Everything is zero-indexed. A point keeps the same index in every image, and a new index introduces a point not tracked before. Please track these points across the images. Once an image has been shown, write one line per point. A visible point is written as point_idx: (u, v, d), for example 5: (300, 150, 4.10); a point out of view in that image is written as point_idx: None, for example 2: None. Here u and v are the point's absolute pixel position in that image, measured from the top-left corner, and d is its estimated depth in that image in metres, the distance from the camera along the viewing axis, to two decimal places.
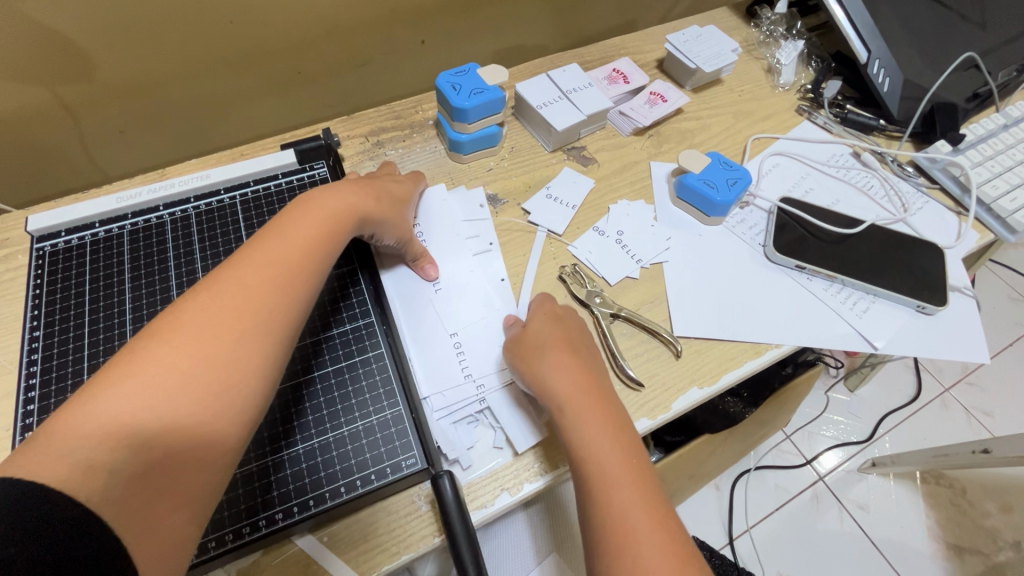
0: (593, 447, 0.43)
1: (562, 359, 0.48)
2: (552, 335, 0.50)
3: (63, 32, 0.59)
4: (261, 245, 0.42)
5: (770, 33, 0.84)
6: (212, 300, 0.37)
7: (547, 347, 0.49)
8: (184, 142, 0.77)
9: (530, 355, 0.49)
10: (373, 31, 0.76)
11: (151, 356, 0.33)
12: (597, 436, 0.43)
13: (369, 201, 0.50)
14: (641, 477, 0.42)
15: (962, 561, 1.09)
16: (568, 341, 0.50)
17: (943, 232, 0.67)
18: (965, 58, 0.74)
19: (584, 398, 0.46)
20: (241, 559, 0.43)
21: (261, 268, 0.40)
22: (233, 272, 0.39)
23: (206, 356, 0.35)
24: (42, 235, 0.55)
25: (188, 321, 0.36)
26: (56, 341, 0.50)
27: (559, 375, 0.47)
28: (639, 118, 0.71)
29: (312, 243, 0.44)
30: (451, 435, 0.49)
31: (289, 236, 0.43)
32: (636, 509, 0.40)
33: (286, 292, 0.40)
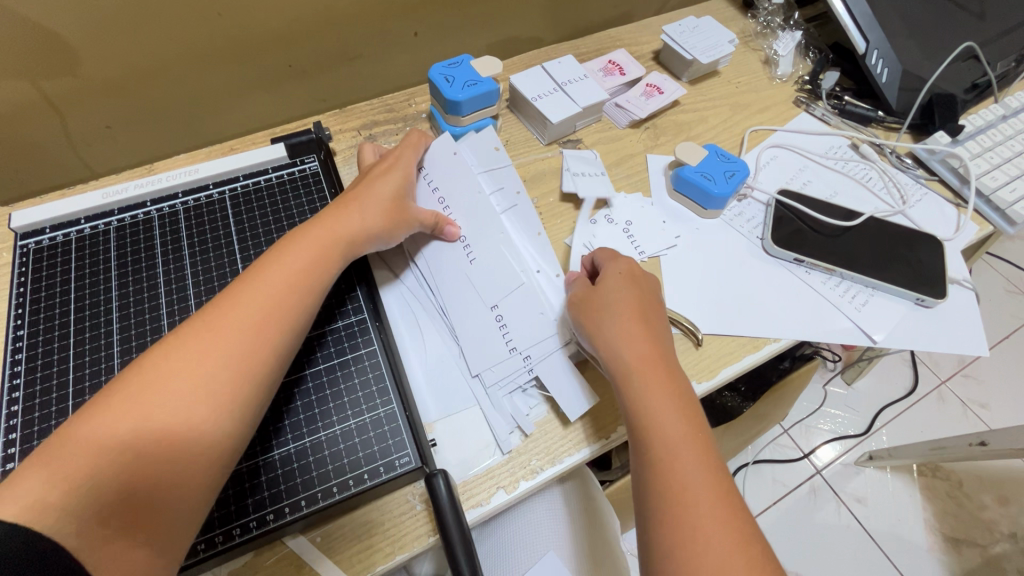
0: (658, 414, 0.43)
1: (632, 322, 0.47)
2: (622, 298, 0.49)
3: (44, 24, 0.57)
4: (238, 288, 0.42)
5: (768, 24, 0.83)
6: (181, 347, 0.38)
7: (616, 311, 0.48)
8: (172, 136, 0.76)
9: (599, 316, 0.48)
10: (365, 24, 0.75)
11: (116, 405, 0.35)
12: (664, 401, 0.43)
13: (355, 222, 0.49)
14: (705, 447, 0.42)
15: (959, 553, 1.09)
16: (639, 305, 0.49)
17: (942, 224, 0.66)
18: (964, 48, 0.73)
19: (653, 364, 0.45)
20: (231, 561, 0.43)
21: (233, 310, 0.40)
22: (203, 318, 0.40)
23: (176, 404, 0.36)
24: (27, 232, 0.54)
25: (155, 368, 0.37)
26: (42, 340, 0.49)
27: (627, 340, 0.46)
28: (635, 111, 0.71)
29: (291, 281, 0.44)
30: (509, 406, 0.50)
31: (268, 276, 0.43)
32: (696, 477, 0.40)
33: (258, 330, 0.40)
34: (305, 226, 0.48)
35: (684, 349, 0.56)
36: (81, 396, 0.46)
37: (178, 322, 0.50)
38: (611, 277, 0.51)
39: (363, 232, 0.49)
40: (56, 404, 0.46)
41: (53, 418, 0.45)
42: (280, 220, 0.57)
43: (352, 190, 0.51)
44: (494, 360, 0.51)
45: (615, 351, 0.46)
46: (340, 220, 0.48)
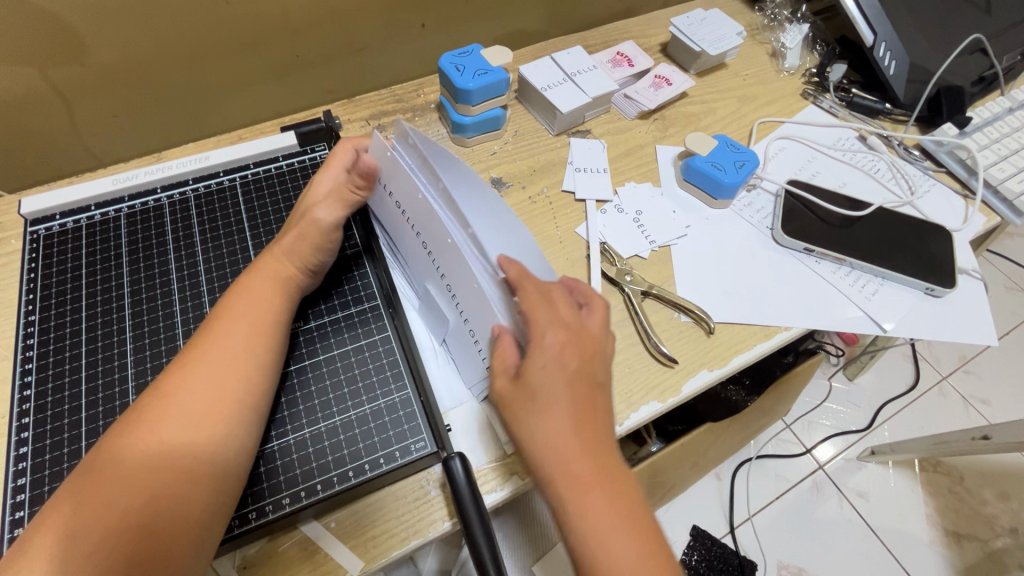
0: (606, 546, 0.35)
1: (565, 427, 0.38)
2: (557, 391, 0.38)
3: (53, 11, 0.57)
4: (186, 353, 0.41)
5: (775, 17, 0.83)
6: (140, 419, 0.37)
7: (551, 406, 0.38)
8: (179, 127, 0.76)
9: (532, 417, 0.38)
10: (373, 14, 0.75)
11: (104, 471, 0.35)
12: (609, 521, 0.36)
13: (290, 262, 0.47)
14: (659, 556, 0.36)
15: (961, 548, 1.10)
16: (576, 386, 0.39)
17: (949, 215, 0.66)
18: (971, 41, 0.73)
19: (593, 476, 0.37)
20: (245, 546, 0.42)
21: (187, 372, 0.39)
22: (156, 387, 0.39)
23: (161, 458, 0.36)
24: (36, 218, 0.54)
25: (119, 441, 0.36)
26: (53, 324, 0.49)
27: (560, 444, 0.37)
28: (644, 101, 0.71)
29: (252, 328, 0.42)
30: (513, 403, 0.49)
31: (217, 332, 0.42)
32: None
33: (224, 382, 0.39)
34: (244, 277, 0.46)
35: (695, 337, 0.56)
36: (93, 380, 0.46)
37: (190, 309, 0.50)
38: (542, 355, 0.39)
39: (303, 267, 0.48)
40: (68, 388, 0.46)
41: (66, 402, 0.45)
42: (291, 208, 0.57)
43: (291, 223, 0.49)
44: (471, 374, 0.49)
45: (545, 471, 0.37)
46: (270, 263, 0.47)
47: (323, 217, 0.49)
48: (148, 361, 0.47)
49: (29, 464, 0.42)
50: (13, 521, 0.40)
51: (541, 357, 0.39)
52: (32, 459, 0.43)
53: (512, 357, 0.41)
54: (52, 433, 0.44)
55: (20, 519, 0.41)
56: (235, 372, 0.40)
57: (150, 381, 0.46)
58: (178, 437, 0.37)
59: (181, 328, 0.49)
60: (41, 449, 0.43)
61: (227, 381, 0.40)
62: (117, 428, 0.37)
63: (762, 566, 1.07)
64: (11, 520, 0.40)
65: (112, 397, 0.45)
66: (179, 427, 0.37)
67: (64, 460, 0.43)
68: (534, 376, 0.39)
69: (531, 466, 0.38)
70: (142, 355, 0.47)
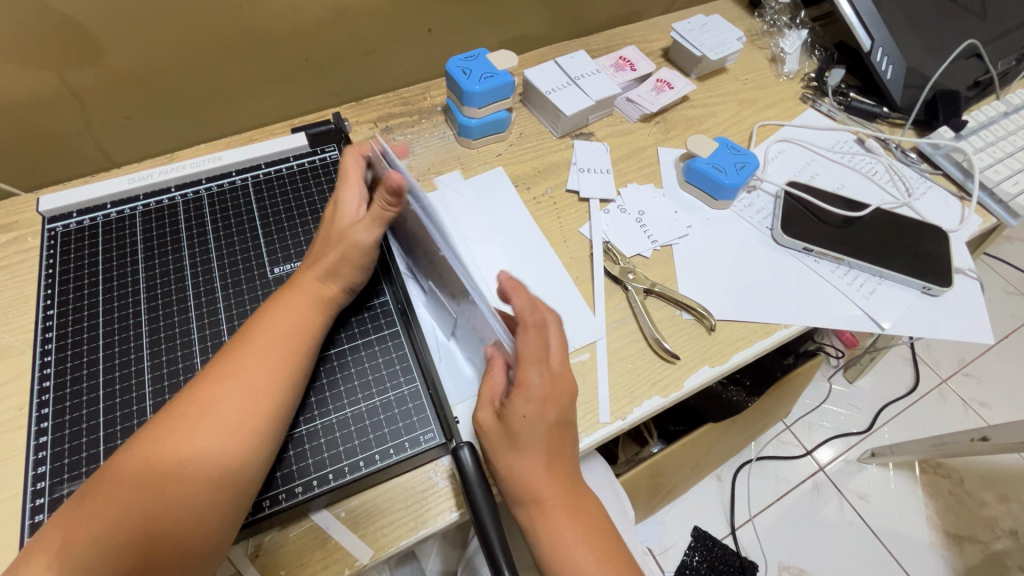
0: (569, 563, 0.41)
1: (536, 463, 0.42)
2: (533, 431, 0.42)
3: (71, 15, 0.59)
4: (220, 363, 0.41)
5: (774, 23, 0.85)
6: (170, 426, 0.38)
7: (523, 447, 0.42)
8: (190, 128, 0.77)
9: (508, 454, 0.42)
10: (380, 19, 0.76)
11: (122, 474, 0.36)
12: (571, 537, 0.42)
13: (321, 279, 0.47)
14: (618, 565, 0.42)
15: (961, 549, 1.10)
16: (552, 425, 0.42)
17: (946, 216, 0.68)
18: (966, 46, 0.75)
19: (559, 503, 0.42)
20: (258, 534, 0.43)
21: (220, 385, 0.40)
22: (188, 395, 0.40)
23: (174, 468, 0.37)
24: (54, 216, 0.55)
25: (148, 444, 0.37)
26: (71, 318, 0.50)
27: (530, 477, 0.42)
28: (646, 105, 0.72)
29: (277, 347, 0.43)
30: None
31: (251, 348, 0.42)
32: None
33: (243, 400, 0.40)
34: (281, 294, 0.46)
35: (696, 335, 0.57)
36: (110, 373, 0.47)
37: (204, 305, 0.51)
38: (519, 403, 0.41)
39: (338, 286, 0.48)
40: (86, 380, 0.47)
41: (84, 393, 0.46)
42: (302, 207, 0.58)
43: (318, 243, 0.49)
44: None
45: (519, 499, 0.42)
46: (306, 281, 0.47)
47: (348, 233, 0.48)
48: (163, 355, 0.48)
49: (49, 453, 0.44)
50: (33, 508, 0.42)
51: (519, 402, 0.41)
52: (52, 449, 0.44)
53: (495, 390, 0.44)
54: (71, 423, 0.45)
55: (41, 506, 0.42)
56: (265, 393, 0.41)
57: (165, 373, 0.47)
58: (204, 452, 0.38)
59: (196, 324, 0.50)
60: (60, 439, 0.44)
61: (257, 402, 0.40)
62: (145, 429, 0.38)
63: (763, 566, 1.08)
64: (32, 507, 0.42)
65: (129, 390, 0.47)
66: (208, 441, 0.38)
67: (83, 450, 0.44)
68: (513, 419, 0.42)
69: (506, 492, 0.43)
70: (158, 349, 0.49)
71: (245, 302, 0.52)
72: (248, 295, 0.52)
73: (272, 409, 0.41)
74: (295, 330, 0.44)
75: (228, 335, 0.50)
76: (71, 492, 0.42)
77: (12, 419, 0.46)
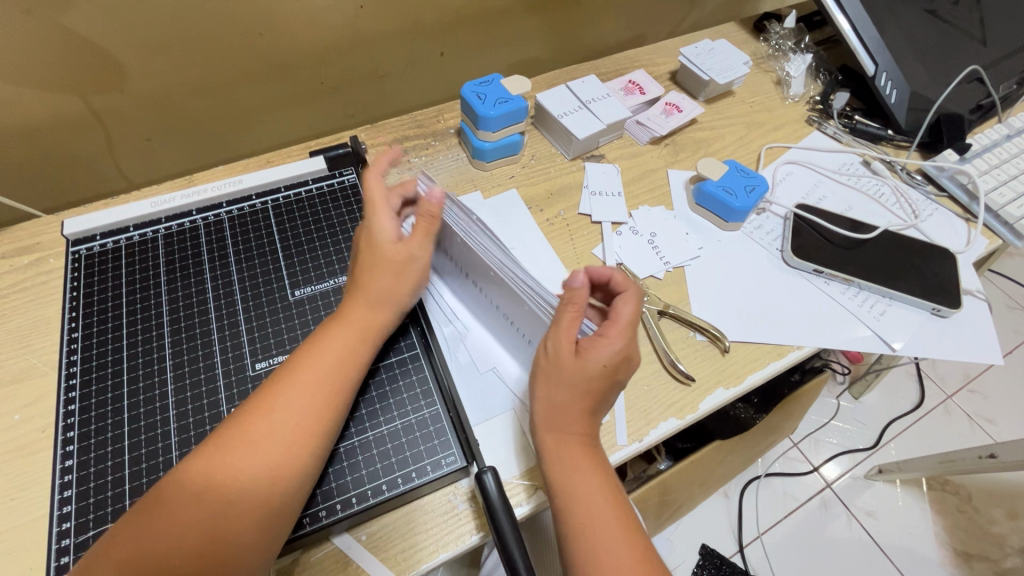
0: (579, 480, 0.42)
1: (582, 396, 0.43)
2: (599, 373, 0.43)
3: (99, 43, 0.60)
4: (267, 395, 0.42)
5: (779, 47, 0.87)
6: (214, 459, 0.39)
7: (576, 386, 0.43)
8: (207, 149, 0.78)
9: (563, 381, 0.43)
10: (395, 44, 0.78)
11: (168, 505, 0.37)
12: (586, 470, 0.43)
13: (372, 308, 0.47)
14: (629, 522, 0.41)
15: (971, 568, 1.10)
16: (614, 377, 0.43)
17: (952, 238, 0.69)
18: (969, 71, 0.77)
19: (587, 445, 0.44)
20: (281, 558, 0.44)
21: (269, 418, 0.40)
22: (233, 427, 0.40)
23: (218, 506, 0.37)
24: (78, 238, 0.57)
25: (192, 476, 0.38)
26: (95, 341, 0.51)
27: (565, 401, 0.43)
28: (655, 128, 0.73)
29: (324, 383, 0.43)
30: None
31: (298, 383, 0.42)
32: (622, 562, 0.39)
33: (289, 440, 0.40)
34: (331, 325, 0.47)
35: (710, 355, 0.57)
36: (135, 397, 0.48)
37: (227, 328, 0.52)
38: (602, 344, 0.43)
39: (390, 313, 0.48)
40: (112, 402, 0.48)
41: (109, 417, 0.47)
42: (322, 230, 0.59)
43: (366, 267, 0.48)
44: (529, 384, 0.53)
45: (551, 426, 0.44)
46: (358, 310, 0.47)
47: (404, 252, 0.49)
48: (187, 377, 0.49)
49: (74, 476, 0.44)
50: (60, 532, 0.42)
51: (598, 343, 0.43)
52: (77, 472, 0.44)
53: (573, 332, 0.43)
54: (96, 446, 0.46)
55: (67, 530, 0.42)
56: (308, 434, 0.41)
57: (189, 396, 0.48)
58: (246, 490, 0.38)
59: (218, 346, 0.51)
60: (86, 462, 0.45)
61: (300, 443, 0.40)
62: (194, 457, 0.39)
63: None
64: (59, 530, 0.42)
65: (153, 412, 0.47)
66: (249, 482, 0.38)
67: (108, 473, 0.44)
68: (592, 356, 0.42)
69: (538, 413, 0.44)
70: (182, 373, 0.49)
71: (267, 325, 0.52)
72: (270, 318, 0.53)
73: (313, 451, 0.41)
74: (342, 365, 0.44)
75: (250, 358, 0.50)
76: (96, 517, 0.43)
77: (35, 441, 0.47)
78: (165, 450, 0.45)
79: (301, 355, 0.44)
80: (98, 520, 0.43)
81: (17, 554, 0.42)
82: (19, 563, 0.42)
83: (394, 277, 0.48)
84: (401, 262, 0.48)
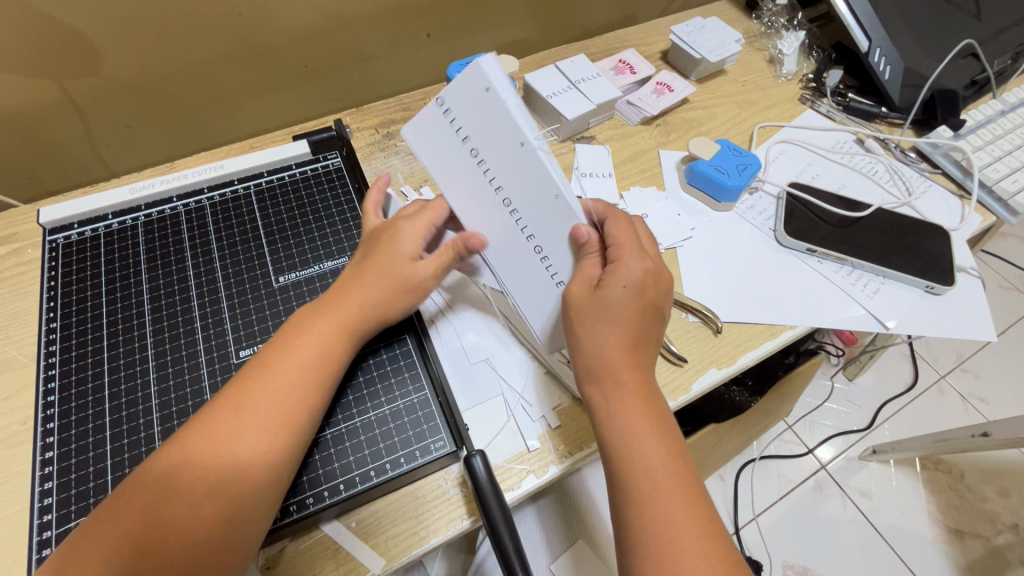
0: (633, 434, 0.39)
1: (618, 335, 0.41)
2: (623, 298, 0.41)
3: (72, 26, 0.58)
4: (241, 388, 0.40)
5: (771, 25, 0.85)
6: (189, 452, 0.38)
7: (611, 320, 0.41)
8: (190, 136, 0.77)
9: (592, 322, 0.41)
10: (380, 25, 0.76)
11: (142, 498, 0.36)
12: (638, 419, 0.40)
13: (356, 306, 0.45)
14: (686, 470, 0.39)
15: (963, 544, 1.11)
16: (642, 299, 0.42)
17: (947, 215, 0.68)
18: (963, 46, 0.76)
19: (635, 396, 0.41)
20: (269, 546, 0.43)
21: (241, 413, 0.39)
22: (207, 420, 0.39)
23: (194, 497, 0.36)
24: (55, 227, 0.55)
25: (169, 468, 0.37)
26: (74, 331, 0.50)
27: (605, 345, 0.41)
28: (647, 108, 0.72)
29: (302, 380, 0.41)
30: (546, 390, 0.51)
31: (273, 377, 0.41)
32: (676, 503, 0.37)
33: (264, 436, 0.39)
34: (313, 319, 0.44)
35: (703, 336, 0.57)
36: (116, 387, 0.47)
37: (209, 316, 0.51)
38: (625, 271, 0.42)
39: (374, 316, 0.46)
40: (92, 393, 0.47)
41: (90, 408, 0.46)
42: (306, 215, 0.58)
43: (372, 272, 0.46)
44: (521, 372, 0.52)
45: (592, 380, 0.42)
46: (345, 307, 0.45)
47: (406, 274, 0.46)
48: (169, 366, 0.48)
49: (56, 468, 0.43)
50: (41, 524, 0.41)
51: (620, 271, 0.42)
52: (58, 464, 0.44)
53: (591, 272, 0.42)
54: (77, 438, 0.45)
55: (48, 523, 0.41)
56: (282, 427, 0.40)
57: (172, 385, 0.47)
58: (220, 484, 0.37)
59: (201, 334, 0.50)
60: (67, 454, 0.44)
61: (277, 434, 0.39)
62: (171, 447, 0.38)
63: (767, 565, 1.08)
64: (40, 523, 0.41)
65: (135, 402, 0.46)
66: (228, 475, 0.37)
67: (89, 463, 0.44)
68: (610, 285, 0.41)
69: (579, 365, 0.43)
70: (164, 361, 0.48)
71: (251, 311, 0.51)
72: (254, 305, 0.52)
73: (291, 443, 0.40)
74: (322, 359, 0.43)
75: (234, 345, 0.49)
76: (78, 508, 0.42)
77: (16, 433, 0.46)
78: (148, 440, 0.45)
79: (279, 343, 0.43)
80: (80, 511, 0.42)
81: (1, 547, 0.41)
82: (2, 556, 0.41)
83: (396, 293, 0.46)
84: (407, 279, 0.46)
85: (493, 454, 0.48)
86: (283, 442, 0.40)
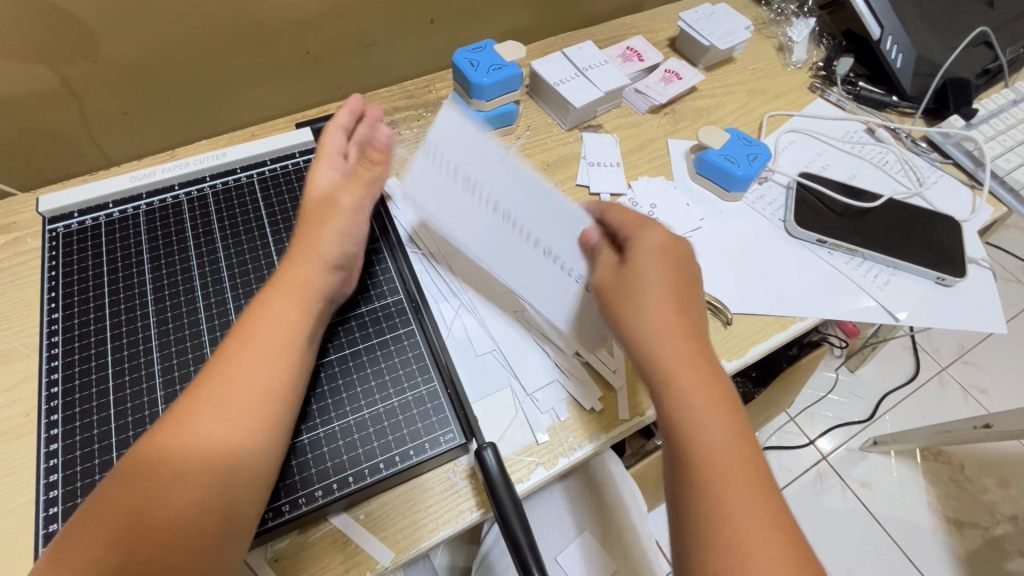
0: (696, 421, 0.38)
1: (669, 313, 0.42)
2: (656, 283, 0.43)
3: (68, 9, 0.57)
4: (206, 374, 0.39)
5: (781, 12, 0.83)
6: (165, 439, 0.37)
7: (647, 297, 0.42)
8: (189, 123, 0.75)
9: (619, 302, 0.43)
10: (383, 11, 0.75)
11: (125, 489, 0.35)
12: (705, 402, 0.38)
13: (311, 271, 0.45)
14: (756, 475, 0.37)
15: (962, 535, 1.12)
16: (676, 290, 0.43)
17: (958, 206, 0.67)
18: (977, 33, 0.74)
19: (691, 368, 0.40)
20: (278, 539, 0.43)
21: (207, 398, 0.38)
22: (177, 408, 0.38)
23: (179, 483, 0.35)
24: (55, 216, 0.54)
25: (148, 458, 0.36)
26: (76, 323, 0.49)
27: (656, 318, 0.41)
28: (655, 96, 0.71)
29: (265, 357, 0.40)
30: (554, 384, 0.51)
31: (236, 356, 0.40)
32: (745, 506, 0.35)
33: (230, 417, 0.38)
34: (270, 292, 0.44)
35: (712, 328, 0.56)
36: (120, 378, 0.46)
37: (214, 306, 0.50)
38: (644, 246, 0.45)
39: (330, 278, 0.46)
40: (96, 385, 0.46)
41: (93, 399, 0.45)
42: None
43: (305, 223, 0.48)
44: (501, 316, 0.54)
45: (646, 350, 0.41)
46: (298, 272, 0.44)
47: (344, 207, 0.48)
48: (174, 357, 0.47)
49: (60, 460, 0.43)
50: (46, 517, 0.41)
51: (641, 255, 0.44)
52: (62, 456, 0.43)
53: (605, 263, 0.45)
54: (81, 429, 0.44)
55: (54, 515, 0.41)
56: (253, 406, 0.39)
57: (176, 375, 0.46)
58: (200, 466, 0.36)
59: (205, 325, 0.49)
60: (72, 446, 0.43)
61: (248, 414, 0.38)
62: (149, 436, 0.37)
63: None
64: (45, 515, 0.41)
65: (139, 394, 0.46)
66: (206, 456, 0.37)
67: (95, 456, 0.43)
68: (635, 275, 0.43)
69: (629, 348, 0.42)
70: (168, 351, 0.47)
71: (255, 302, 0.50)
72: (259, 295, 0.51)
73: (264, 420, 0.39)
74: (282, 338, 0.41)
75: None
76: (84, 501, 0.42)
77: (19, 425, 0.45)
78: None
79: (240, 328, 0.42)
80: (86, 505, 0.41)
81: (9, 538, 0.41)
82: (8, 547, 0.41)
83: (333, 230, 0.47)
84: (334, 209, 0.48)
85: (501, 446, 0.48)
86: (259, 419, 0.39)
